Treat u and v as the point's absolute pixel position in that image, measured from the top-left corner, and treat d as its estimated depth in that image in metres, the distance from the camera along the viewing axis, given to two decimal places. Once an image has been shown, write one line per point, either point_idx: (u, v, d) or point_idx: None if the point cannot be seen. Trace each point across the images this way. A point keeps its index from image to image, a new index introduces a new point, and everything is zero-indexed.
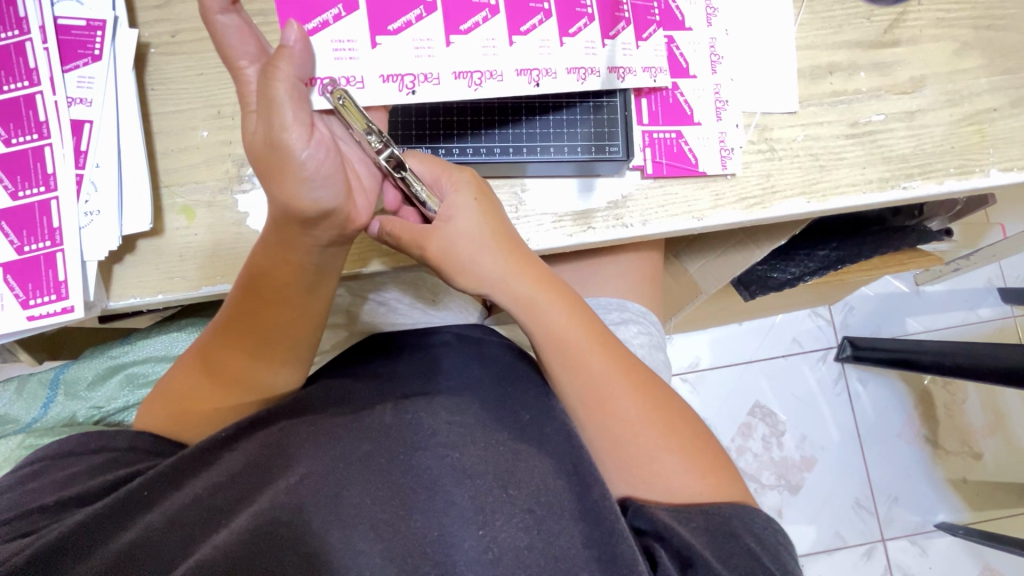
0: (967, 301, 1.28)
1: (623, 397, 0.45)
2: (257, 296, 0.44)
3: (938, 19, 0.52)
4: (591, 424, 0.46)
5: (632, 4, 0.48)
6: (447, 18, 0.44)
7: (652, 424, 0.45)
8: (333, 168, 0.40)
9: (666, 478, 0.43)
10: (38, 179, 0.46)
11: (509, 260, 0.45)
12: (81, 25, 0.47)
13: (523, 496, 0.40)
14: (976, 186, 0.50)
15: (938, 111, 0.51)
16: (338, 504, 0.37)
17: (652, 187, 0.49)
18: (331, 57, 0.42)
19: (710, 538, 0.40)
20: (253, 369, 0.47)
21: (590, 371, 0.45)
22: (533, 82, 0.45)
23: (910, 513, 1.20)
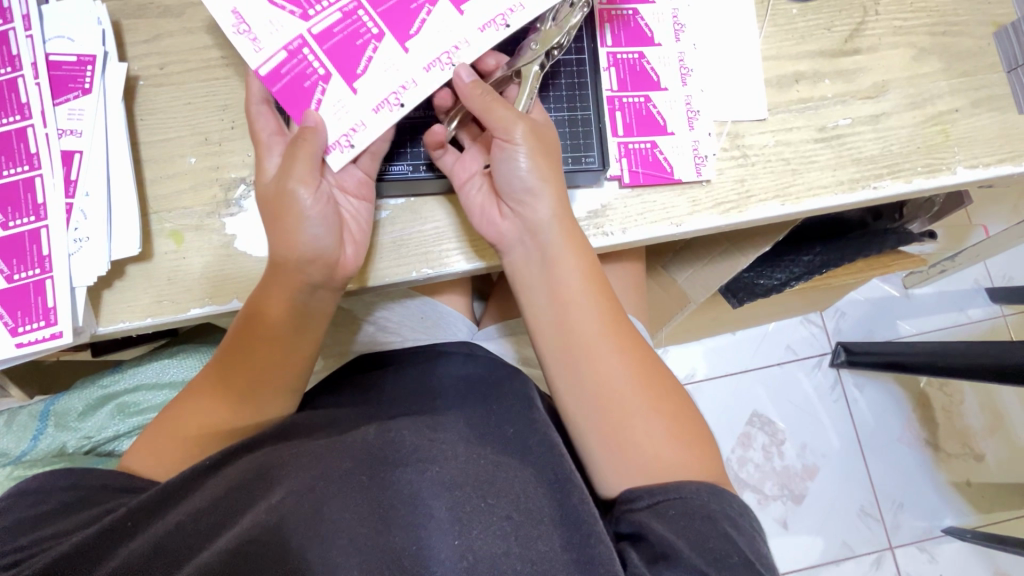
0: (957, 302, 1.29)
1: (621, 349, 0.45)
2: (265, 321, 0.46)
3: (895, 27, 0.54)
4: (596, 351, 0.45)
5: None
6: (394, 30, 0.45)
7: (645, 390, 0.45)
8: (333, 217, 0.44)
9: (654, 448, 0.43)
10: (28, 210, 0.47)
11: (550, 179, 0.45)
12: (72, 61, 0.49)
13: (501, 505, 0.40)
14: (945, 184, 0.52)
15: (902, 113, 0.53)
16: (317, 520, 0.37)
17: (630, 196, 0.50)
18: (334, 119, 0.44)
19: (687, 522, 0.40)
20: (261, 400, 0.48)
21: (597, 325, 0.45)
22: (502, 24, 0.45)
23: (916, 519, 1.19)
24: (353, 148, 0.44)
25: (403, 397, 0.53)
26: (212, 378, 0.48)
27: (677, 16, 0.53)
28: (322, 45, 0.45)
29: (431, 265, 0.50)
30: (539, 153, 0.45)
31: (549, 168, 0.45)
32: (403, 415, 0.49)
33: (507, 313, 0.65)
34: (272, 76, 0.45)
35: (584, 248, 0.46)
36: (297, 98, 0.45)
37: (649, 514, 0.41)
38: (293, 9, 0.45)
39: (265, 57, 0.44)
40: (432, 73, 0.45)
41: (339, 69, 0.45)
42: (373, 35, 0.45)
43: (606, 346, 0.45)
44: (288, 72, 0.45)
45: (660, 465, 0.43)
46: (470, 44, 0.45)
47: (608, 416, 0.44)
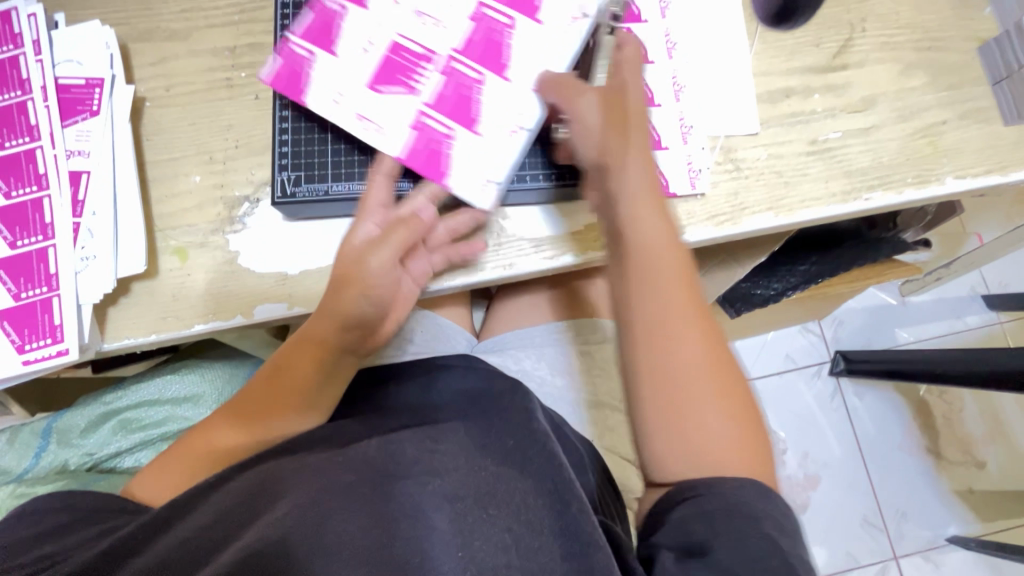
0: (953, 309, 1.30)
1: (696, 334, 0.42)
2: (304, 360, 0.47)
3: (882, 43, 0.56)
4: (671, 331, 0.42)
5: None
6: (490, 65, 0.48)
7: (714, 378, 0.42)
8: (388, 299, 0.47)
9: (713, 439, 0.41)
10: (36, 229, 0.47)
11: (627, 151, 0.44)
12: (81, 84, 0.50)
13: (502, 515, 0.41)
14: (934, 194, 0.53)
15: (890, 126, 0.54)
16: (321, 533, 0.38)
17: None
18: (471, 169, 0.47)
19: (726, 521, 0.39)
20: (275, 418, 0.48)
21: (678, 303, 0.43)
22: (580, 14, 0.48)
23: (920, 528, 1.18)
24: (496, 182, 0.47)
25: (408, 407, 0.54)
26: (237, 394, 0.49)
27: (669, 35, 0.54)
28: (437, 109, 0.47)
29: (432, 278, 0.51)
30: (615, 127, 0.44)
31: (622, 142, 0.44)
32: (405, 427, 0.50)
33: (505, 326, 0.65)
34: (408, 155, 0.47)
35: (665, 224, 0.44)
36: (435, 162, 0.47)
37: (689, 507, 0.40)
38: (400, 87, 0.48)
39: (396, 139, 0.47)
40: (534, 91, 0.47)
41: (460, 123, 0.47)
42: (475, 79, 0.48)
43: (673, 318, 0.42)
44: (421, 144, 0.47)
45: (713, 451, 0.41)
46: (562, 55, 0.48)
47: (668, 391, 0.42)
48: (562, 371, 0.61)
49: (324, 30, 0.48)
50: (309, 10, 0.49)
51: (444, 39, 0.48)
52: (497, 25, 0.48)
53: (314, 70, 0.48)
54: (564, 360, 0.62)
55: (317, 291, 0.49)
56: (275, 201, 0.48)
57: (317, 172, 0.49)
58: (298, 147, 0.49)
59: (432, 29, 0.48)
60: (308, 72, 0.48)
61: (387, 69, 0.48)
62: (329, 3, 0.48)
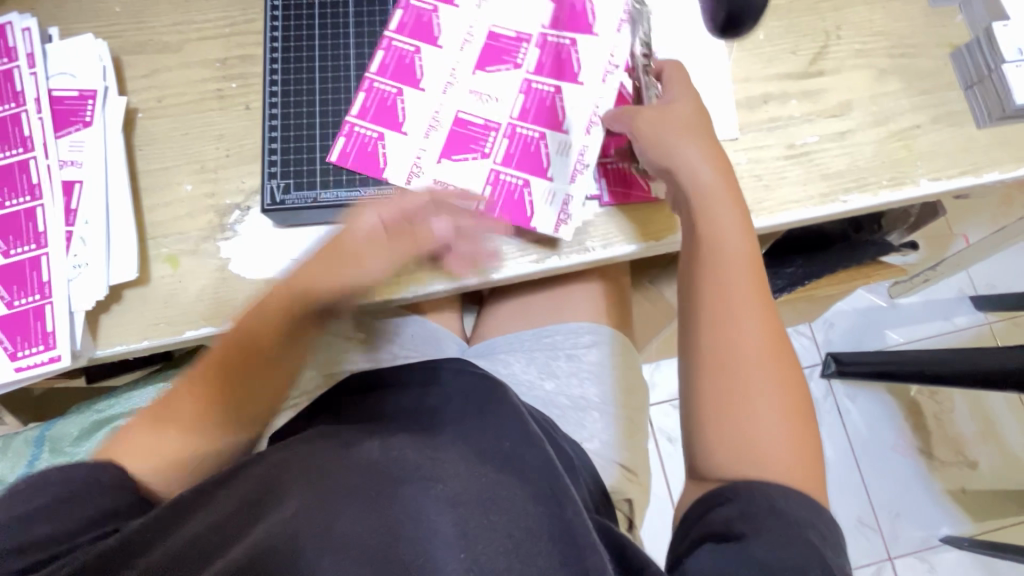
0: (942, 310, 1.31)
1: (754, 319, 0.44)
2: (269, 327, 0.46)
3: (857, 50, 0.58)
4: (727, 313, 0.44)
5: (557, 43, 0.54)
6: (544, 122, 0.53)
7: (771, 365, 0.43)
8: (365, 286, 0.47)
9: (764, 427, 0.42)
10: (29, 238, 0.48)
11: (701, 148, 0.47)
12: (74, 96, 0.51)
13: (503, 521, 0.42)
14: (909, 196, 0.55)
15: (866, 130, 0.56)
16: (328, 535, 0.38)
17: (610, 215, 0.53)
18: (551, 210, 0.51)
19: (772, 521, 0.38)
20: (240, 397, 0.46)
21: (744, 288, 0.45)
22: (613, 66, 0.53)
23: (914, 528, 1.19)
24: (572, 217, 0.51)
25: (405, 412, 0.55)
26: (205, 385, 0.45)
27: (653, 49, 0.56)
28: (511, 166, 0.52)
29: (420, 283, 0.52)
30: (687, 131, 0.48)
31: (690, 145, 0.47)
32: (403, 432, 0.50)
33: (495, 331, 0.66)
34: (489, 206, 0.51)
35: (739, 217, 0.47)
36: (518, 210, 0.51)
37: (733, 508, 0.40)
38: (474, 154, 0.52)
39: (478, 196, 0.51)
40: (593, 133, 0.52)
41: (534, 173, 0.52)
42: (538, 135, 0.52)
43: (734, 301, 0.45)
44: (501, 196, 0.51)
45: (761, 437, 0.42)
46: (609, 103, 0.53)
47: (727, 371, 0.43)
48: (551, 374, 0.62)
49: (386, 111, 0.52)
50: (363, 94, 0.52)
51: (500, 108, 0.53)
52: (545, 91, 0.53)
53: (387, 149, 0.51)
54: (553, 364, 0.63)
55: None
56: (264, 207, 0.50)
57: (306, 179, 0.50)
58: (289, 156, 0.51)
59: (486, 102, 0.53)
60: (381, 150, 0.51)
61: (457, 140, 0.52)
62: (382, 87, 0.52)
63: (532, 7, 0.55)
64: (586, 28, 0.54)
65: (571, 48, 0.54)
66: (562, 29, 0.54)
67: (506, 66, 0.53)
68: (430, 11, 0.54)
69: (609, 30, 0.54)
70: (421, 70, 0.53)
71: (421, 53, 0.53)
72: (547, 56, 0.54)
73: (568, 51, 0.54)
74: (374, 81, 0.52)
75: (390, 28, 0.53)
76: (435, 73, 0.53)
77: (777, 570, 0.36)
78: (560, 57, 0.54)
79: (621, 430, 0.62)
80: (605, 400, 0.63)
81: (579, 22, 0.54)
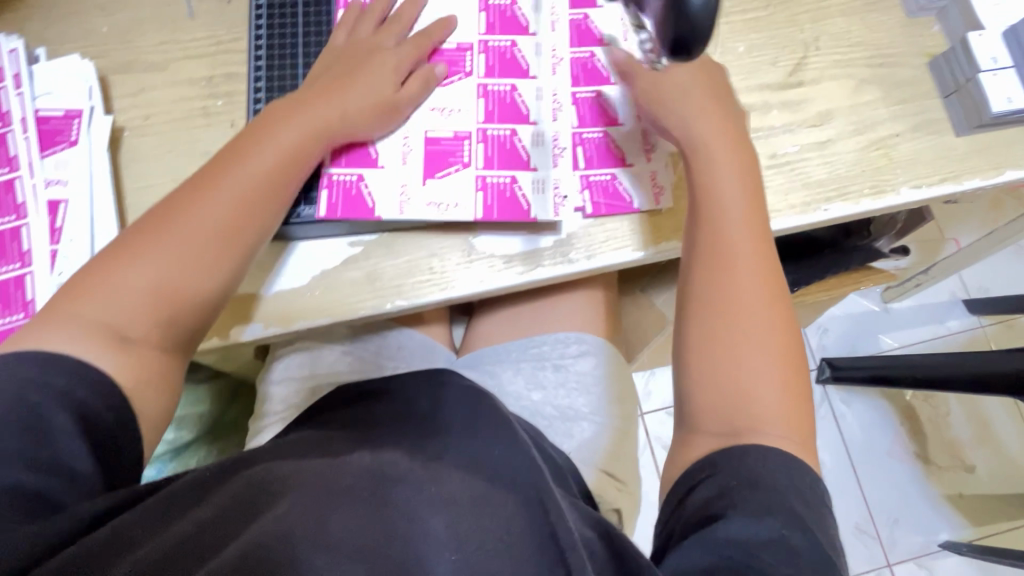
0: (935, 314, 1.31)
1: (750, 266, 0.47)
2: (260, 169, 0.47)
3: (836, 61, 0.58)
4: (723, 258, 0.47)
5: (499, 46, 0.54)
6: (514, 120, 0.53)
7: (766, 314, 0.46)
8: (344, 118, 0.50)
9: (761, 382, 0.44)
10: (14, 257, 0.49)
11: (706, 108, 0.50)
12: (60, 115, 0.51)
13: (496, 523, 0.40)
14: (890, 204, 0.55)
15: (846, 139, 0.56)
16: (322, 529, 0.36)
17: (593, 225, 0.53)
18: (553, 203, 0.52)
19: (748, 492, 0.39)
20: (201, 235, 0.45)
21: (747, 236, 0.47)
22: (559, 59, 0.55)
23: (912, 534, 1.18)
24: (567, 197, 0.53)
25: (394, 424, 0.54)
26: (189, 215, 0.46)
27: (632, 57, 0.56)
28: (494, 168, 0.52)
29: (406, 296, 0.52)
30: (700, 95, 0.51)
31: (699, 104, 0.50)
32: (394, 443, 0.50)
33: (486, 342, 0.66)
34: (486, 212, 0.51)
35: (745, 172, 0.49)
36: (515, 207, 0.51)
37: (709, 486, 0.41)
38: (455, 166, 0.52)
39: (472, 206, 0.51)
40: (560, 120, 0.54)
41: (518, 169, 0.52)
42: (509, 132, 0.52)
43: (732, 248, 0.47)
44: (494, 200, 0.51)
45: (754, 390, 0.44)
46: (568, 92, 0.55)
47: (718, 317, 0.46)
48: (538, 385, 0.62)
49: (359, 154, 0.52)
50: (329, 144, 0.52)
51: (466, 117, 0.53)
52: (502, 91, 0.53)
53: (370, 189, 0.51)
54: (540, 374, 0.63)
55: (292, 312, 0.51)
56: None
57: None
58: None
59: (451, 115, 0.53)
60: (365, 191, 0.51)
61: (435, 158, 0.52)
62: None
63: (463, 16, 0.55)
64: (521, 27, 0.55)
65: (513, 47, 0.54)
66: (499, 32, 0.54)
67: (457, 77, 0.54)
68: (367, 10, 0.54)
69: (550, 40, 0.55)
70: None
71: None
72: (493, 60, 0.54)
73: (511, 51, 0.54)
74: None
75: None
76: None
77: (766, 558, 0.36)
78: (507, 57, 0.54)
79: (610, 441, 0.62)
80: (594, 410, 0.63)
81: (514, 23, 0.55)
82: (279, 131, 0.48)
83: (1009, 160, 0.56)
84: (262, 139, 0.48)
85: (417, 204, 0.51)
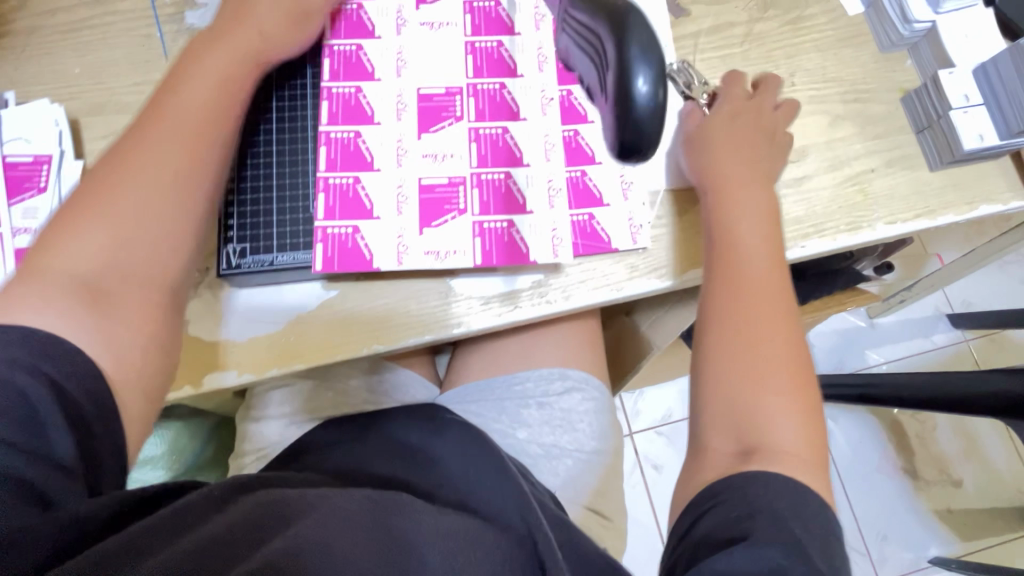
0: (920, 329, 1.32)
1: (769, 299, 0.46)
2: (206, 97, 0.45)
3: (810, 97, 0.59)
4: (742, 288, 0.47)
5: (487, 89, 0.54)
6: (505, 161, 0.52)
7: (786, 349, 0.45)
8: (276, 36, 0.49)
9: (779, 420, 0.42)
10: None
11: (734, 147, 0.52)
12: (29, 162, 0.51)
13: (485, 560, 0.42)
14: (866, 239, 0.55)
15: (822, 175, 0.57)
16: (328, 552, 0.36)
17: (573, 265, 0.53)
18: (550, 243, 0.51)
19: (749, 519, 0.37)
20: (170, 181, 0.42)
21: (764, 270, 0.47)
22: (549, 97, 0.54)
23: (901, 550, 1.19)
24: (565, 239, 0.51)
25: (382, 462, 0.54)
26: (149, 153, 0.42)
27: None
28: (490, 213, 0.51)
29: (386, 342, 0.51)
30: (727, 135, 0.52)
31: (725, 143, 0.52)
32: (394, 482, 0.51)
33: (467, 378, 0.66)
34: (485, 258, 0.50)
35: (764, 209, 0.50)
36: (515, 252, 0.51)
37: (714, 516, 0.39)
38: (452, 213, 0.51)
39: (471, 252, 0.51)
40: (553, 160, 0.53)
41: (515, 212, 0.51)
42: (504, 176, 0.52)
43: (751, 279, 0.47)
44: (493, 245, 0.51)
45: (770, 423, 0.42)
46: (559, 131, 0.54)
47: (731, 335, 0.45)
48: (522, 423, 0.62)
49: (350, 204, 0.50)
50: (323, 195, 0.50)
51: (460, 162, 0.52)
52: (494, 134, 0.53)
53: (365, 239, 0.50)
54: (524, 412, 0.62)
55: (267, 360, 0.50)
56: (220, 273, 0.50)
57: (263, 243, 0.50)
58: (260, 232, 0.50)
59: (444, 160, 0.52)
60: (361, 243, 0.50)
61: (430, 207, 0.51)
62: (337, 181, 0.51)
63: (450, 59, 0.54)
64: (509, 69, 0.54)
65: (502, 90, 0.54)
66: (487, 75, 0.54)
67: (448, 122, 0.53)
68: (355, 50, 0.54)
69: (537, 80, 0.54)
70: (370, 107, 0.53)
71: (362, 92, 0.53)
72: (483, 103, 0.54)
73: (500, 94, 0.54)
74: (328, 179, 0.51)
75: (323, 122, 0.52)
76: (384, 150, 0.52)
77: None
78: (497, 100, 0.54)
79: (594, 476, 0.62)
80: (579, 446, 0.62)
81: (503, 66, 0.54)
82: (204, 62, 0.47)
83: (983, 194, 0.57)
84: (197, 68, 0.46)
85: (413, 249, 0.50)
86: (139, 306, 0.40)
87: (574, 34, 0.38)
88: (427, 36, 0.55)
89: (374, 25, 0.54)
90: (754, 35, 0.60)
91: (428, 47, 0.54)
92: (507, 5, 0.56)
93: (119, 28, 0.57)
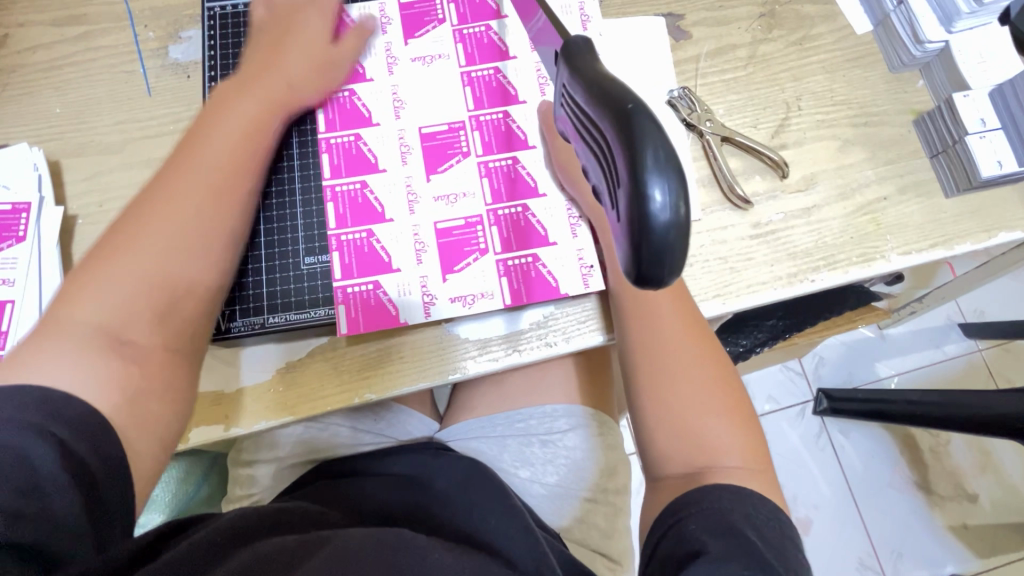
0: (932, 339, 1.29)
1: (668, 317, 0.46)
2: (231, 148, 0.44)
3: (819, 121, 0.56)
4: (640, 315, 0.47)
5: (494, 119, 0.52)
6: (520, 190, 0.51)
7: (701, 362, 0.46)
8: (306, 83, 0.50)
9: (721, 446, 0.43)
10: None
11: None
12: (7, 210, 0.49)
13: None
14: (880, 271, 0.53)
15: (832, 205, 0.54)
16: None
17: (570, 305, 0.51)
18: (580, 276, 0.50)
19: (702, 535, 0.36)
20: (191, 233, 0.41)
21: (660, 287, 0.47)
22: None
23: (917, 567, 1.15)
24: (593, 265, 0.50)
25: (385, 494, 0.52)
26: (174, 205, 0.41)
27: None
28: (513, 250, 0.50)
29: (375, 391, 0.49)
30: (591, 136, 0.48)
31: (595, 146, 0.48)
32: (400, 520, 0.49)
33: (470, 413, 0.64)
34: (515, 297, 0.49)
35: None
36: (543, 286, 0.50)
37: (669, 538, 0.38)
38: (473, 255, 0.50)
39: (499, 292, 0.49)
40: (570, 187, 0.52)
41: (537, 245, 0.50)
42: (521, 209, 0.51)
43: (650, 301, 0.46)
44: (520, 283, 0.50)
45: (724, 457, 0.42)
46: None
47: (654, 362, 0.46)
48: (525, 462, 0.60)
49: (367, 260, 0.49)
50: (338, 254, 0.49)
51: (474, 200, 0.51)
52: (505, 165, 0.52)
53: (388, 294, 0.49)
54: (526, 450, 0.60)
55: (256, 411, 0.48)
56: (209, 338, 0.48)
57: (252, 306, 0.49)
58: (276, 289, 0.49)
59: (460, 199, 0.51)
60: (384, 299, 0.49)
61: (451, 250, 0.50)
62: (351, 237, 0.50)
63: (448, 92, 0.53)
64: (509, 96, 0.53)
65: (507, 119, 0.52)
66: (488, 105, 0.53)
67: (456, 158, 0.51)
68: (347, 96, 0.52)
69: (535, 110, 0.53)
70: (373, 154, 0.51)
71: (363, 139, 0.51)
72: (489, 134, 0.52)
73: (505, 123, 0.52)
74: (340, 236, 0.50)
75: (326, 176, 0.51)
76: (394, 198, 0.50)
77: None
78: (502, 129, 0.52)
79: (601, 515, 0.60)
80: (585, 486, 0.60)
81: (502, 93, 0.53)
82: (232, 110, 0.46)
83: (1001, 221, 0.54)
84: (224, 119, 0.45)
85: (437, 289, 0.49)
86: (157, 357, 0.38)
87: (577, 127, 0.32)
88: (420, 71, 0.53)
89: (363, 68, 0.53)
90: (758, 57, 0.58)
91: (423, 82, 0.53)
92: (498, 30, 0.54)
93: (100, 64, 0.55)
